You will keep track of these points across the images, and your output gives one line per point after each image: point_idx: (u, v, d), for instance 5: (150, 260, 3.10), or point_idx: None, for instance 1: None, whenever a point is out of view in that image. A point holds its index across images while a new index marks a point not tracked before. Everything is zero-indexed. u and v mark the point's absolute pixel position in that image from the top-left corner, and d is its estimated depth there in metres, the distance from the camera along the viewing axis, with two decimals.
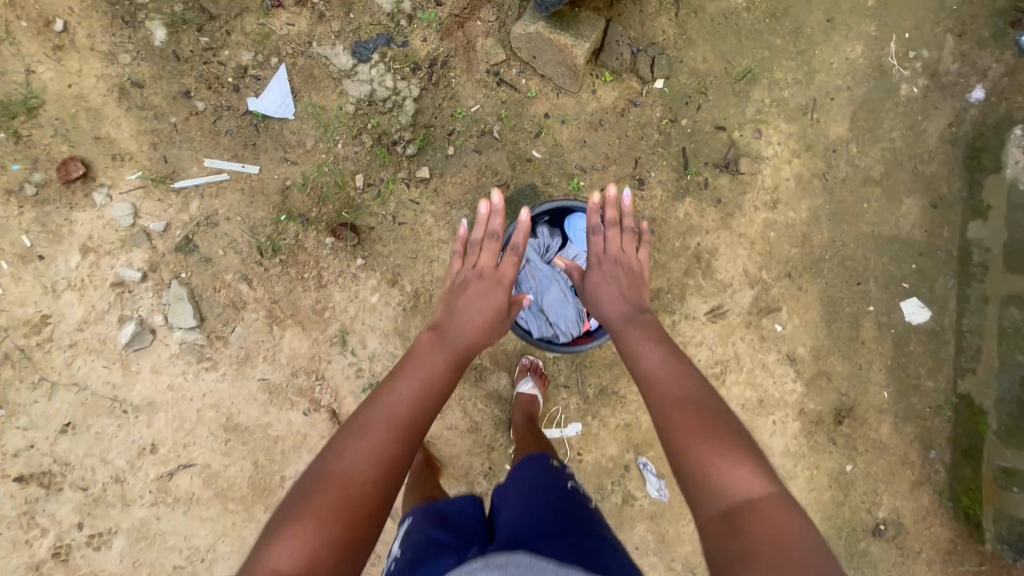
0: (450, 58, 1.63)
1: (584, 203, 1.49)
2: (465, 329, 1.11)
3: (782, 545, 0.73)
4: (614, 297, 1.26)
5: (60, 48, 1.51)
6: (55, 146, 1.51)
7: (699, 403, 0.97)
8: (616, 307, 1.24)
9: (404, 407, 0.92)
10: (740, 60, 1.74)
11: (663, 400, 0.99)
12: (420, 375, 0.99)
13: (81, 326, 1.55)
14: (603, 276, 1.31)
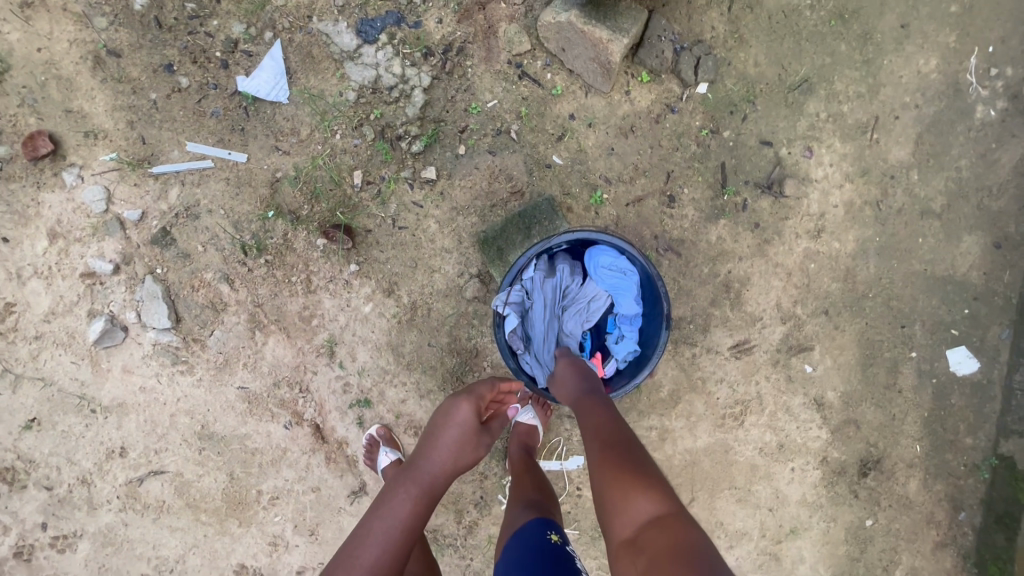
0: (468, 45, 1.44)
1: (611, 237, 1.30)
2: (433, 464, 1.18)
3: (673, 552, 0.77)
4: (566, 377, 1.23)
5: (29, 7, 1.35)
6: (22, 118, 1.37)
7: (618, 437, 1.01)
8: (569, 379, 1.22)
9: (377, 552, 1.01)
10: (797, 67, 1.53)
11: (592, 444, 1.03)
12: (391, 517, 1.07)
13: (47, 317, 1.43)
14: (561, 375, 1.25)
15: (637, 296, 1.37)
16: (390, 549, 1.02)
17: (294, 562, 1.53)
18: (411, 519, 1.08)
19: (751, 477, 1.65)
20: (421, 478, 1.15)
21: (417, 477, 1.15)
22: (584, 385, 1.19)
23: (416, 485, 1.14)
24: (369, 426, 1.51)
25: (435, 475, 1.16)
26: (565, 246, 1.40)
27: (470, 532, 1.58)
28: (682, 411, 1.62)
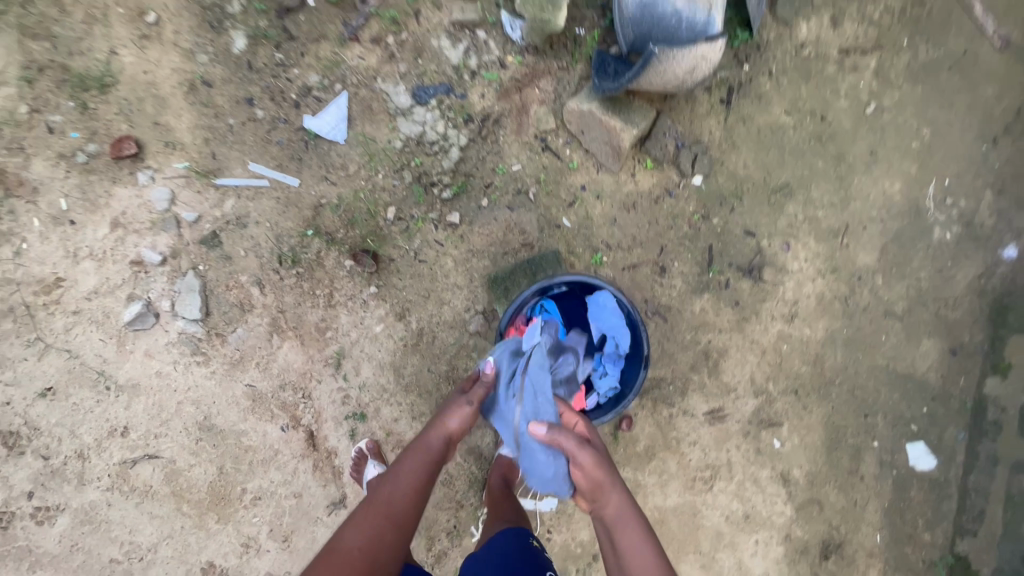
0: (503, 117, 1.70)
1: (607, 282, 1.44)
2: (438, 428, 1.17)
3: None
4: (601, 492, 1.07)
5: (146, 38, 1.62)
6: (115, 124, 1.60)
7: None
8: (609, 496, 1.08)
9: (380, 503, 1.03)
10: (780, 173, 1.78)
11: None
12: (399, 477, 1.08)
13: (90, 295, 1.57)
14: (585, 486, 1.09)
15: (626, 339, 1.52)
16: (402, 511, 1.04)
17: (262, 567, 1.57)
18: (420, 483, 1.09)
19: (716, 544, 1.71)
20: (426, 443, 1.15)
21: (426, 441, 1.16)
22: (625, 510, 1.06)
23: (423, 450, 1.14)
24: (360, 439, 1.60)
25: (434, 437, 1.16)
26: (565, 287, 1.56)
27: (439, 561, 1.62)
28: (655, 467, 1.70)
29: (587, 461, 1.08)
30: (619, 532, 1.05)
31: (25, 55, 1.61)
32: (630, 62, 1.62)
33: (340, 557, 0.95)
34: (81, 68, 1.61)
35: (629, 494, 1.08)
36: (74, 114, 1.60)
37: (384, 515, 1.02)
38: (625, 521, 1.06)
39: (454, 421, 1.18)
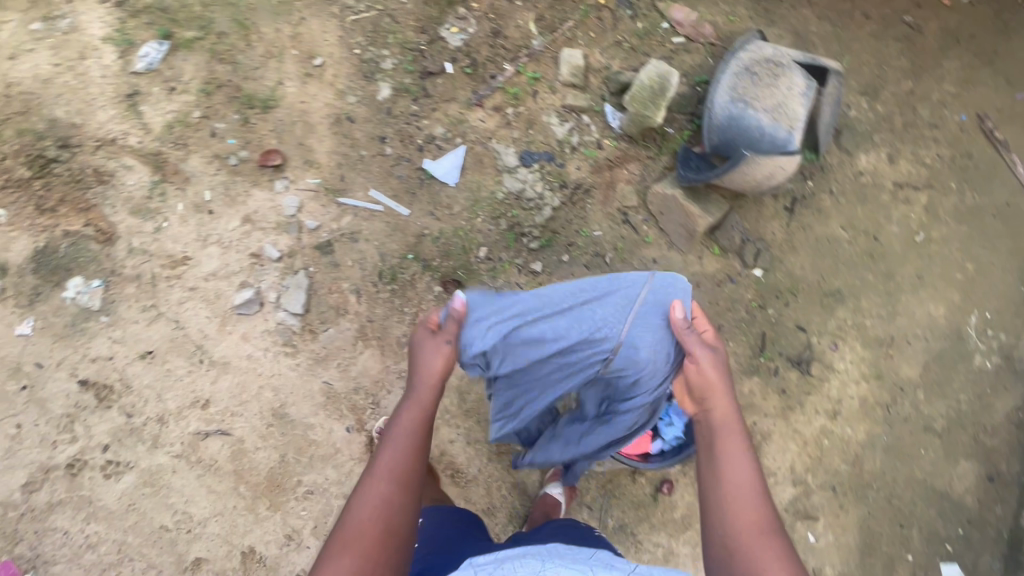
0: (593, 188, 1.93)
1: None
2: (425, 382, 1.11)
3: None
4: (712, 393, 1.11)
5: (310, 76, 1.94)
6: (268, 138, 1.88)
7: (758, 501, 0.99)
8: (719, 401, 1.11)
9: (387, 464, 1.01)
10: (833, 280, 1.95)
11: (732, 503, 0.99)
12: (400, 438, 1.04)
13: (208, 276, 1.76)
14: (699, 382, 1.12)
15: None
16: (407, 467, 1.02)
17: (299, 563, 1.61)
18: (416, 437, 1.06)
19: None
20: (420, 399, 1.10)
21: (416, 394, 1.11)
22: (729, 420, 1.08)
23: (420, 403, 1.10)
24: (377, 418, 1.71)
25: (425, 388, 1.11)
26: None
27: None
28: (689, 539, 1.73)
29: (705, 359, 1.12)
30: (721, 435, 1.07)
31: (209, 73, 1.93)
32: (715, 166, 1.88)
33: (356, 531, 0.93)
34: (252, 91, 1.92)
35: (739, 406, 1.10)
36: (236, 125, 1.88)
37: (393, 481, 0.99)
38: (729, 431, 1.07)
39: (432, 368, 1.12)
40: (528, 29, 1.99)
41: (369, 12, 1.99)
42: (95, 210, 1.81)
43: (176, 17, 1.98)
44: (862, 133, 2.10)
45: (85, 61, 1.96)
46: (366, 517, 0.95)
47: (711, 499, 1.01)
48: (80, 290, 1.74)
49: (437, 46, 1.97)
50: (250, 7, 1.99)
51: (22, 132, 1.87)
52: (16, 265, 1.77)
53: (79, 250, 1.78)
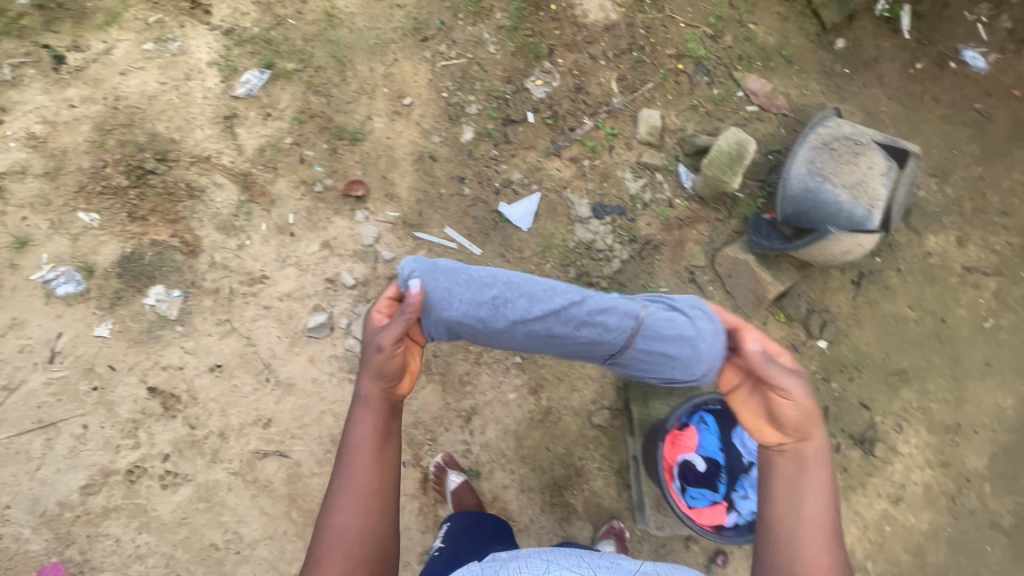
0: (662, 245, 1.95)
1: None
2: (372, 394, 1.04)
3: None
4: (810, 427, 0.99)
5: (399, 114, 2.03)
6: (353, 169, 1.95)
7: (831, 545, 0.94)
8: (808, 432, 1.00)
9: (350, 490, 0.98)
10: (899, 359, 1.92)
11: (806, 546, 0.93)
12: (360, 463, 1.00)
13: (282, 296, 1.81)
14: (790, 413, 0.99)
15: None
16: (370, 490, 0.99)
17: None
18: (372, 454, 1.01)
19: None
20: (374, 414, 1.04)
21: (363, 406, 1.04)
22: (821, 458, 0.98)
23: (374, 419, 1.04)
24: (437, 453, 1.70)
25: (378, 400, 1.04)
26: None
27: None
28: None
29: (798, 387, 0.99)
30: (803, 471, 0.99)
31: (304, 103, 2.03)
32: (792, 238, 1.90)
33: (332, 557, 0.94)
34: (342, 123, 2.01)
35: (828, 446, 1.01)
36: (324, 154, 1.96)
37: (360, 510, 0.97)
38: (813, 467, 0.99)
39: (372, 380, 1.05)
40: (609, 86, 2.07)
41: (459, 59, 2.09)
42: (182, 222, 1.89)
43: (278, 49, 2.11)
44: (932, 214, 2.10)
45: (190, 82, 2.08)
46: (334, 546, 0.95)
47: (781, 537, 0.95)
48: (159, 298, 1.80)
49: (521, 96, 2.05)
50: (348, 46, 2.11)
51: (123, 143, 1.98)
52: (102, 268, 1.84)
53: (163, 259, 1.84)
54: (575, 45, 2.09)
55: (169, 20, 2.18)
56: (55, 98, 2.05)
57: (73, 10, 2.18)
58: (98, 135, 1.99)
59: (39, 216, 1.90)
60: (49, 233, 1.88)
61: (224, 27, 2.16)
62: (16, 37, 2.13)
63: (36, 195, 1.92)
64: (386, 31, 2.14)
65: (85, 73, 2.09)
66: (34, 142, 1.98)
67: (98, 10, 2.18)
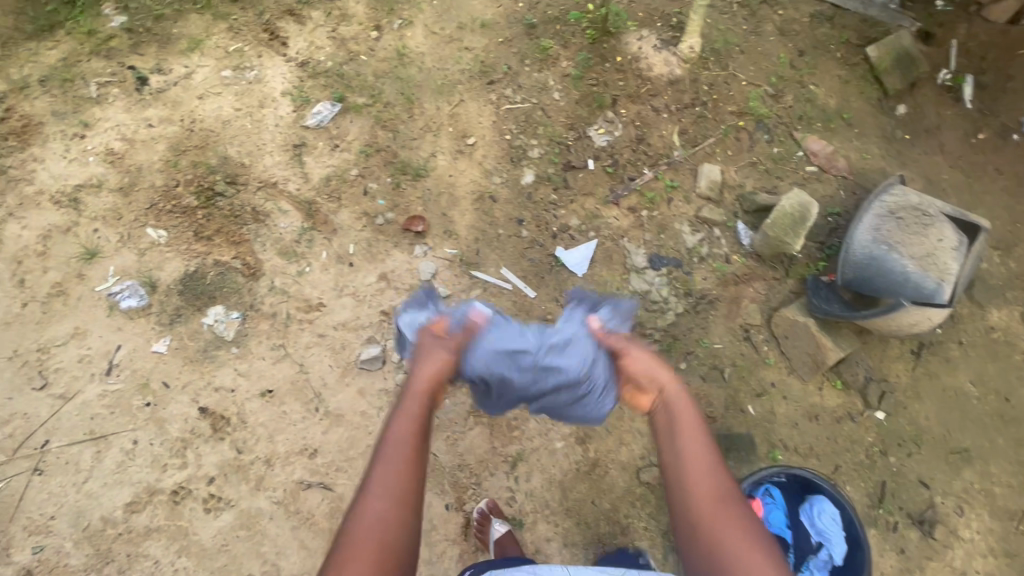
0: (718, 300, 1.92)
1: (850, 511, 1.60)
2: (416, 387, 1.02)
3: None
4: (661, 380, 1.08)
5: (462, 153, 2.07)
6: (415, 204, 1.99)
7: (716, 479, 0.97)
8: (667, 384, 1.08)
9: (385, 476, 0.92)
10: (961, 436, 1.85)
11: (697, 497, 0.95)
12: (395, 449, 0.95)
13: (337, 325, 1.83)
14: (639, 368, 1.11)
15: (841, 551, 1.61)
16: (399, 487, 0.92)
17: None
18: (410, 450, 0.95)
19: None
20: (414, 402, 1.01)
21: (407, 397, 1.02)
22: (680, 399, 1.05)
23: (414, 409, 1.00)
24: (482, 498, 1.67)
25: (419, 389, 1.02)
26: (783, 476, 1.68)
27: None
28: None
29: (640, 351, 1.13)
30: (669, 418, 1.04)
31: (371, 136, 2.08)
32: (855, 305, 1.86)
33: (359, 543, 0.87)
34: (407, 159, 2.05)
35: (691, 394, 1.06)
36: (388, 188, 2.01)
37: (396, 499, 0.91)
38: (680, 411, 1.04)
39: (422, 378, 1.04)
40: (670, 139, 2.09)
41: (524, 103, 2.14)
42: (245, 244, 1.93)
43: (350, 84, 2.18)
44: (995, 287, 2.05)
45: (263, 110, 2.15)
46: (364, 534, 0.88)
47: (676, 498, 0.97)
48: (218, 319, 1.82)
49: (582, 143, 2.08)
50: (417, 85, 2.18)
51: (196, 164, 2.05)
52: (164, 284, 1.88)
53: (224, 280, 1.88)
54: (638, 96, 2.13)
55: (248, 50, 2.28)
56: (136, 117, 2.14)
57: (160, 36, 2.30)
58: (172, 155, 2.07)
59: (110, 229, 1.96)
60: (117, 246, 1.94)
61: (299, 60, 2.25)
62: (105, 57, 2.25)
63: (108, 209, 1.99)
64: (454, 73, 2.21)
65: (165, 94, 2.18)
66: (111, 157, 2.07)
67: (183, 36, 2.30)
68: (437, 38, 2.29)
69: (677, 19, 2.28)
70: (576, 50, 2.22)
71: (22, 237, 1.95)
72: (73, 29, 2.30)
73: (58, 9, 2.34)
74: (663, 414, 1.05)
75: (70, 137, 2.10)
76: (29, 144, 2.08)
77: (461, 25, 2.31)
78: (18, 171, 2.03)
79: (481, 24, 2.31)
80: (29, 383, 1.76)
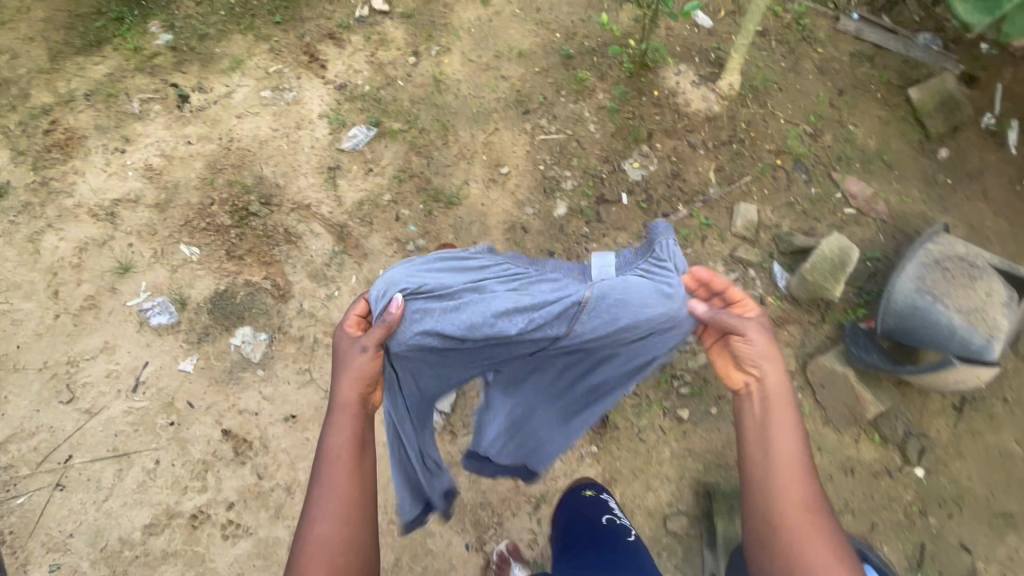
0: None
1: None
2: (347, 396, 1.02)
3: None
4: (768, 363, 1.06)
5: (495, 182, 2.06)
6: (446, 233, 1.98)
7: (806, 486, 0.96)
8: (771, 369, 1.05)
9: (333, 487, 0.93)
10: (1005, 499, 1.76)
11: (779, 476, 0.98)
12: (336, 460, 0.96)
13: None
14: (748, 354, 1.06)
15: None
16: (346, 497, 0.94)
17: None
18: (348, 461, 0.96)
19: None
20: (349, 411, 1.01)
21: (340, 410, 1.01)
22: (783, 393, 1.04)
23: (348, 419, 1.00)
24: (499, 540, 1.62)
25: (350, 397, 1.02)
26: None
27: None
28: None
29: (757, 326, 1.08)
30: (766, 411, 1.03)
31: (405, 162, 2.09)
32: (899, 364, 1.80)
33: (315, 555, 0.89)
34: (439, 185, 2.05)
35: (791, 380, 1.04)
36: (419, 215, 2.00)
37: (344, 507, 0.93)
38: (777, 409, 1.02)
39: (347, 385, 1.03)
40: (706, 176, 2.06)
41: (559, 134, 2.13)
42: (276, 265, 1.93)
43: (386, 109, 2.20)
44: None
45: (300, 131, 2.17)
46: (318, 548, 0.89)
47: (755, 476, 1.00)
48: (245, 340, 1.82)
49: (617, 176, 2.06)
50: (453, 112, 2.19)
51: (231, 183, 2.07)
52: (194, 302, 1.89)
53: (253, 300, 1.88)
54: (674, 131, 2.11)
55: (287, 71, 2.31)
56: (175, 134, 2.17)
57: (203, 55, 2.34)
58: (209, 173, 2.09)
59: (144, 245, 1.98)
60: (151, 261, 1.95)
61: (337, 82, 2.28)
62: (149, 74, 2.30)
63: (144, 224, 2.01)
64: (489, 102, 2.21)
65: (205, 112, 2.22)
66: (150, 173, 2.10)
67: (225, 56, 2.34)
68: (473, 65, 2.30)
69: (715, 54, 2.27)
70: (612, 82, 2.21)
71: (59, 248, 1.97)
72: (120, 45, 2.36)
73: (107, 25, 2.40)
74: (760, 396, 1.05)
75: (111, 151, 2.13)
76: (71, 157, 2.12)
77: (498, 53, 2.33)
78: (59, 184, 2.07)
79: (518, 53, 2.32)
80: (56, 396, 1.77)
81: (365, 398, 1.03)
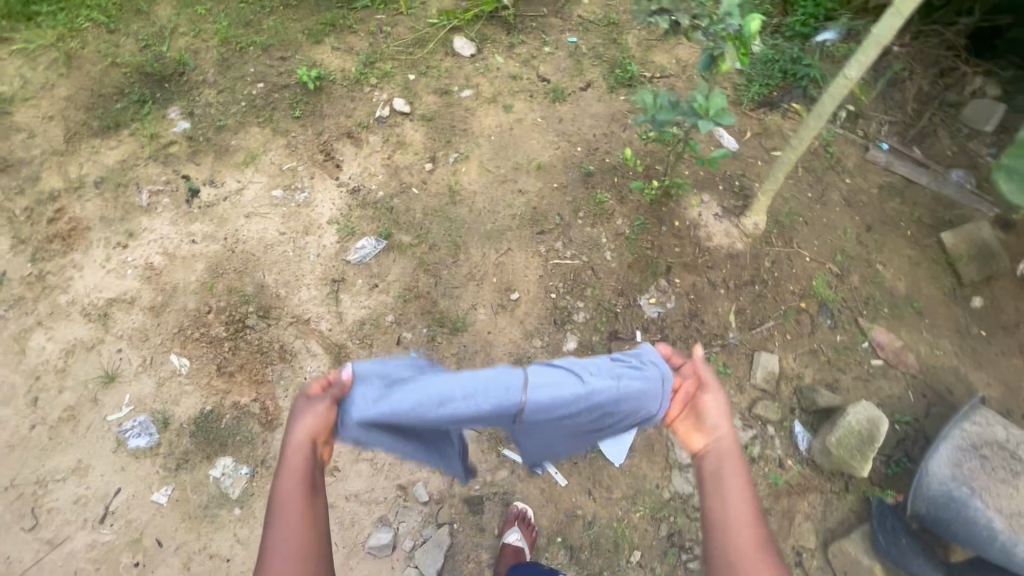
0: (768, 514, 1.75)
1: None
2: (295, 450, 0.98)
3: None
4: (719, 426, 1.05)
5: (503, 308, 1.98)
6: (448, 361, 1.90)
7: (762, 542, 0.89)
8: (723, 433, 1.04)
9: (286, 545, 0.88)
10: None
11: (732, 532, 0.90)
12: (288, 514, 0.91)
13: (349, 496, 1.72)
14: (709, 411, 1.07)
15: None
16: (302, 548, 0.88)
17: None
18: (303, 504, 0.92)
19: None
20: (297, 464, 0.97)
21: (287, 462, 0.96)
22: (735, 452, 1.00)
23: (294, 472, 0.95)
24: None
25: (296, 446, 0.99)
26: None
27: None
28: None
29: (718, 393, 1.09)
30: (718, 467, 0.99)
31: (412, 280, 2.02)
32: (951, 564, 1.67)
33: None
34: (446, 309, 1.97)
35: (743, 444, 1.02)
36: (423, 338, 1.92)
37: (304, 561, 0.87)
38: (730, 458, 1.00)
39: (300, 431, 1.00)
40: (726, 318, 1.97)
41: (574, 260, 2.06)
42: (267, 386, 1.84)
43: (398, 219, 2.14)
44: None
45: (307, 236, 2.11)
46: None
47: (717, 536, 0.91)
48: (225, 472, 1.73)
49: (631, 312, 1.97)
50: (467, 227, 2.12)
51: (231, 290, 1.99)
52: (177, 422, 1.79)
53: (240, 426, 1.79)
54: (694, 266, 2.03)
55: (301, 169, 2.26)
56: (181, 230, 2.12)
57: (218, 146, 2.31)
58: (209, 277, 2.02)
59: (133, 351, 1.89)
60: (137, 371, 1.87)
61: (351, 185, 2.22)
62: (162, 163, 2.26)
63: (135, 328, 1.93)
64: (504, 218, 2.15)
65: (213, 209, 2.16)
66: (149, 273, 2.03)
67: (241, 149, 2.30)
68: (490, 176, 2.24)
69: (741, 182, 2.19)
70: (632, 207, 2.14)
71: (44, 350, 1.90)
72: (137, 130, 2.33)
73: (126, 107, 2.37)
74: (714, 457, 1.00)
75: (113, 245, 2.08)
76: (72, 249, 2.07)
77: (517, 165, 2.27)
78: (55, 278, 2.01)
79: (537, 165, 2.26)
80: (18, 521, 1.69)
81: (313, 449, 1.00)
